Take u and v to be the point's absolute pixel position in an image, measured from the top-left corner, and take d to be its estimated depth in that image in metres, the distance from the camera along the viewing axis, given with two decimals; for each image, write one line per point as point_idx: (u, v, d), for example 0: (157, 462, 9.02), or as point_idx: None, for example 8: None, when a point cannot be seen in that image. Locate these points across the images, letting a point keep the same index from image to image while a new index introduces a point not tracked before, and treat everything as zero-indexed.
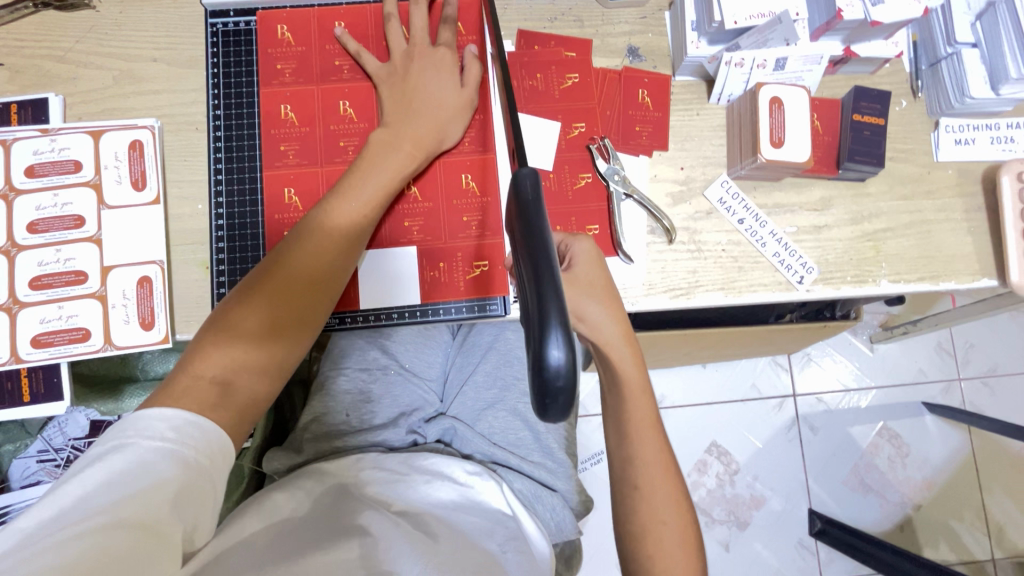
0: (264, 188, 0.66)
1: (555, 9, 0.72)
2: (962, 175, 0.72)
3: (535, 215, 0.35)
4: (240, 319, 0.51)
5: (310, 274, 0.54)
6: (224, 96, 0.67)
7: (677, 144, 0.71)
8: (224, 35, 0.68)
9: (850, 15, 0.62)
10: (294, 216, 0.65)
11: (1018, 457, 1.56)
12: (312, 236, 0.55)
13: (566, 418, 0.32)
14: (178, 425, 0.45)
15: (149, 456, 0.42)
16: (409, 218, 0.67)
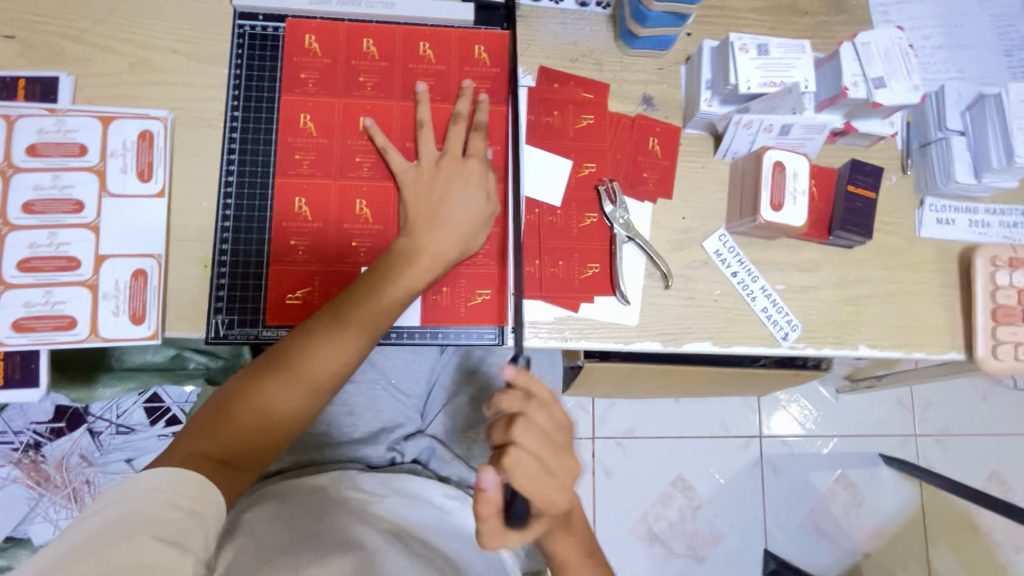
0: (274, 194, 0.66)
1: (577, 50, 0.74)
2: (941, 252, 0.76)
3: None
4: (256, 395, 0.55)
5: (324, 364, 0.57)
6: (244, 98, 0.67)
7: (681, 194, 0.73)
8: (251, 37, 0.68)
9: (853, 94, 0.66)
10: (301, 226, 0.65)
11: (963, 514, 1.64)
12: (329, 338, 0.58)
13: None
14: (176, 479, 0.46)
15: (145, 500, 0.43)
16: None
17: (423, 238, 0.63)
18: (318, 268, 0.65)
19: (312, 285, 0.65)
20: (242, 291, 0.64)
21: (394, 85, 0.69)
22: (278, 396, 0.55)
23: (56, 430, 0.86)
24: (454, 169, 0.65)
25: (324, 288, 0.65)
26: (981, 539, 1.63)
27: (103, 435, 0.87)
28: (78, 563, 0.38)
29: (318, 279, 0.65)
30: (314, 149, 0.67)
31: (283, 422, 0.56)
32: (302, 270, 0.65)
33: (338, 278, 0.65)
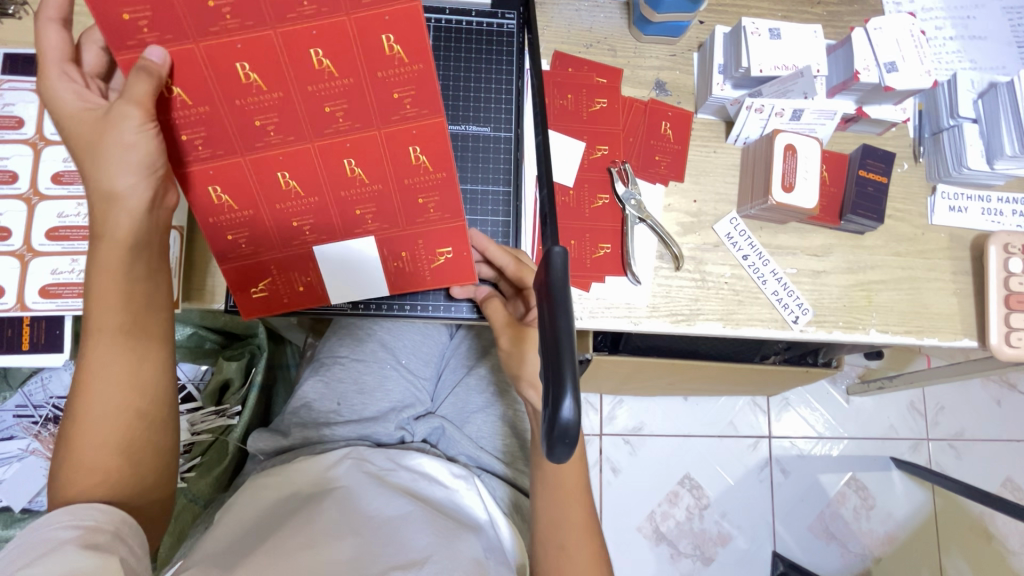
0: None
1: (591, 36, 0.75)
2: (954, 239, 0.76)
3: (561, 293, 0.37)
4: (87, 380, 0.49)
5: (125, 302, 0.50)
6: None
7: (692, 177, 0.74)
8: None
9: (865, 78, 0.67)
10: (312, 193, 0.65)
11: (977, 521, 1.61)
12: (99, 295, 0.49)
13: (565, 461, 0.33)
14: (74, 510, 0.46)
15: (54, 532, 0.44)
16: (360, 206, 0.58)
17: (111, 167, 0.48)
18: (265, 223, 0.58)
19: (254, 237, 0.59)
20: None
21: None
22: (108, 360, 0.49)
23: None
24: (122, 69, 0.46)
25: (267, 241, 0.59)
26: (995, 547, 1.60)
27: None
28: None
29: (261, 231, 0.58)
30: (256, 98, 0.48)
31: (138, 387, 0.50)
32: (247, 224, 0.57)
33: (285, 236, 0.59)
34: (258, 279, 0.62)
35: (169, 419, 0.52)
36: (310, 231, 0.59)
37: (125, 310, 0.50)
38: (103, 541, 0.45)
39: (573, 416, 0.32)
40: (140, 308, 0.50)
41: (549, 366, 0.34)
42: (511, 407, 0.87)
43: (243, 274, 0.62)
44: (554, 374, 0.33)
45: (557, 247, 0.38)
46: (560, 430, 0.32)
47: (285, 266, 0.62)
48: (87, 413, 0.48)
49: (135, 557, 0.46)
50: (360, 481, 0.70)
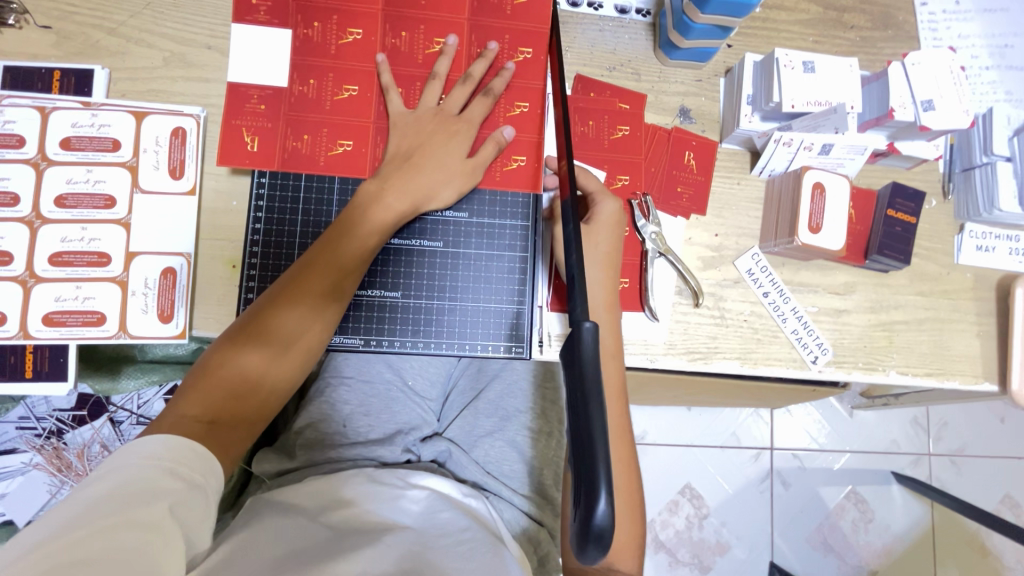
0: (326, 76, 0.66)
1: (615, 58, 0.72)
2: (979, 280, 0.74)
3: (592, 373, 0.35)
4: (256, 335, 0.56)
5: (324, 294, 0.58)
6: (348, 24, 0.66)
7: (714, 211, 0.72)
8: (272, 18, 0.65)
9: (900, 116, 0.64)
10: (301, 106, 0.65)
11: (973, 536, 1.63)
12: (321, 265, 0.58)
13: (599, 561, 0.33)
14: (177, 448, 0.49)
15: (146, 473, 0.46)
16: (279, 145, 0.64)
17: (389, 184, 0.61)
18: (281, 116, 0.65)
19: (267, 114, 0.65)
20: (274, 261, 0.64)
21: (524, 138, 0.67)
22: (277, 343, 0.57)
23: (79, 417, 0.86)
24: (438, 129, 0.64)
25: (268, 140, 0.64)
26: (990, 561, 1.62)
27: (124, 424, 0.87)
28: (108, 519, 0.41)
29: (277, 107, 0.65)
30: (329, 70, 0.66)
31: (283, 364, 0.57)
32: (283, 62, 0.65)
33: (282, 133, 0.65)
34: (249, 156, 0.64)
35: (263, 404, 0.56)
36: (302, 141, 0.65)
37: (331, 295, 0.59)
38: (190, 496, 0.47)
39: (607, 519, 0.31)
40: (315, 333, 0.59)
41: (581, 458, 0.33)
42: (529, 432, 0.86)
43: (233, 127, 0.64)
44: (588, 466, 0.32)
45: (587, 323, 0.36)
46: (596, 536, 0.31)
47: (266, 156, 0.64)
48: (246, 352, 0.56)
49: (194, 526, 0.46)
50: (371, 505, 0.69)
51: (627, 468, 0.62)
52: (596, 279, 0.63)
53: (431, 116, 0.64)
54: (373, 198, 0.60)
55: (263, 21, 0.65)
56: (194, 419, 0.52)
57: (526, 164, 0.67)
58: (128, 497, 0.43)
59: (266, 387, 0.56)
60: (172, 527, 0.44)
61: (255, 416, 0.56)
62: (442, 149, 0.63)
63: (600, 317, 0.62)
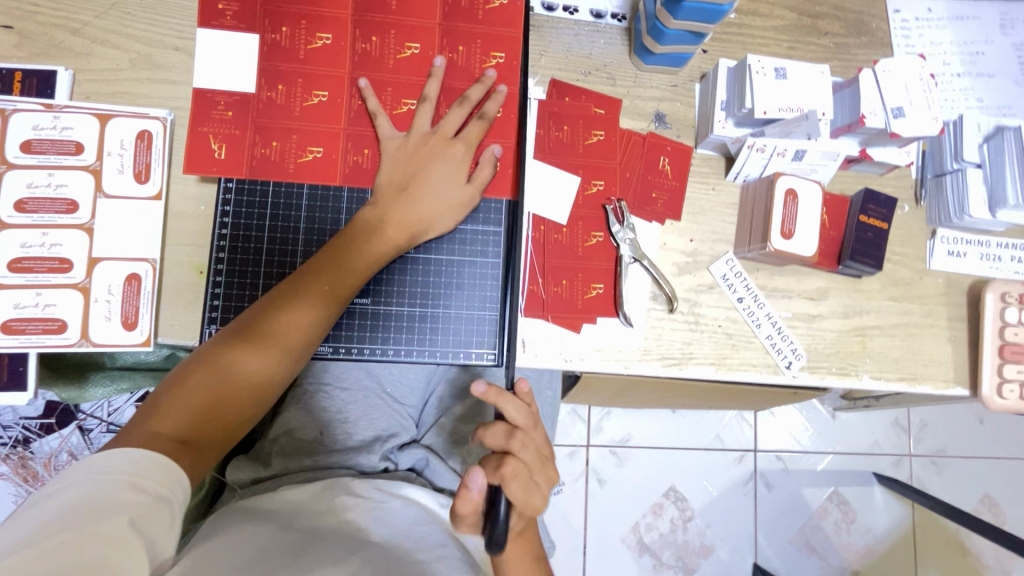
0: (292, 83, 0.65)
1: (590, 63, 0.72)
2: (951, 285, 0.75)
3: None
4: (236, 355, 0.56)
5: (309, 315, 0.58)
6: (314, 30, 0.65)
7: (689, 216, 0.72)
8: (241, 21, 0.64)
9: (871, 123, 0.65)
10: (264, 112, 0.64)
11: (953, 535, 1.65)
12: (307, 289, 0.59)
13: None
14: (138, 460, 0.47)
15: (104, 488, 0.44)
16: (249, 155, 0.64)
17: (387, 214, 0.62)
18: (248, 123, 0.64)
19: (235, 120, 0.64)
20: (242, 267, 0.63)
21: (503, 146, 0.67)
22: (256, 363, 0.56)
23: (46, 426, 0.84)
24: (433, 154, 0.64)
25: (236, 147, 0.63)
26: (969, 561, 1.64)
27: (93, 433, 0.85)
28: (60, 539, 0.40)
29: (244, 113, 0.64)
30: (296, 76, 0.65)
31: (258, 386, 0.57)
32: (249, 66, 0.64)
33: (250, 139, 0.64)
34: (216, 165, 0.63)
35: (235, 428, 0.56)
36: (270, 147, 0.64)
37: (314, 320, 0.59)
38: (154, 505, 0.46)
39: None
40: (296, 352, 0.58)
41: None
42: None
43: (199, 133, 0.63)
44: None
45: None
46: None
47: (234, 165, 0.63)
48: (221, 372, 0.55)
49: (161, 536, 0.45)
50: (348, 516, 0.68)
51: None
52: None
53: (425, 140, 0.64)
54: (369, 224, 0.62)
55: (230, 26, 0.64)
56: (166, 437, 0.51)
57: (504, 171, 0.67)
58: (85, 512, 0.42)
59: (243, 406, 0.56)
60: (132, 541, 0.42)
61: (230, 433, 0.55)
62: (442, 173, 0.63)
63: None
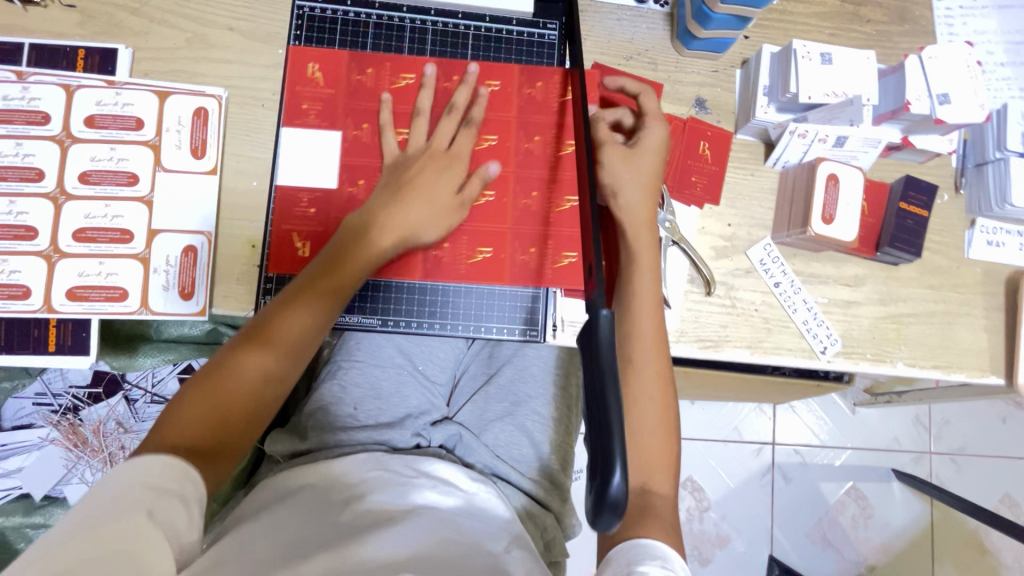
0: (368, 73, 0.68)
1: (632, 48, 0.73)
2: (988, 274, 0.75)
3: (607, 361, 0.39)
4: (242, 357, 0.54)
5: (309, 313, 0.57)
6: (379, 25, 0.69)
7: (728, 201, 0.72)
8: (309, 20, 0.68)
9: (916, 109, 0.65)
10: (342, 104, 0.67)
11: (971, 534, 1.64)
12: (301, 298, 0.57)
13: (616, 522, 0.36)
14: (144, 462, 0.46)
15: (119, 489, 0.43)
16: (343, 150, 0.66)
17: (376, 217, 0.61)
18: (337, 109, 0.67)
19: (323, 114, 0.67)
20: (293, 250, 0.65)
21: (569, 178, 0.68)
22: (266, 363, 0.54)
23: (95, 395, 0.87)
24: (426, 163, 0.64)
25: (323, 202, 0.66)
26: (987, 559, 1.63)
27: (139, 403, 0.88)
28: (76, 537, 0.39)
29: (331, 109, 0.67)
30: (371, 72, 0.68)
31: (270, 385, 0.55)
32: (327, 66, 0.68)
33: (343, 121, 0.67)
34: (301, 253, 0.65)
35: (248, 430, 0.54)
36: (361, 130, 0.67)
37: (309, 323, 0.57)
38: (168, 495, 0.45)
39: (622, 489, 0.36)
40: (310, 336, 0.57)
41: (594, 419, 0.38)
42: (556, 426, 0.88)
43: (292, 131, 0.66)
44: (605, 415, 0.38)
45: (604, 312, 0.41)
46: (612, 501, 0.35)
47: (325, 203, 0.66)
48: (231, 376, 0.53)
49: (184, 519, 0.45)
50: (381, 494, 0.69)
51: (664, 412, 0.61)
52: (637, 199, 0.66)
53: (419, 154, 0.65)
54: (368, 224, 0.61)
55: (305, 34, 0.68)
56: (180, 442, 0.49)
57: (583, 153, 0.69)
58: (102, 511, 0.41)
59: (258, 407, 0.54)
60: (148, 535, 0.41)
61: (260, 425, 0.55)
62: (433, 198, 0.62)
63: (637, 233, 0.65)
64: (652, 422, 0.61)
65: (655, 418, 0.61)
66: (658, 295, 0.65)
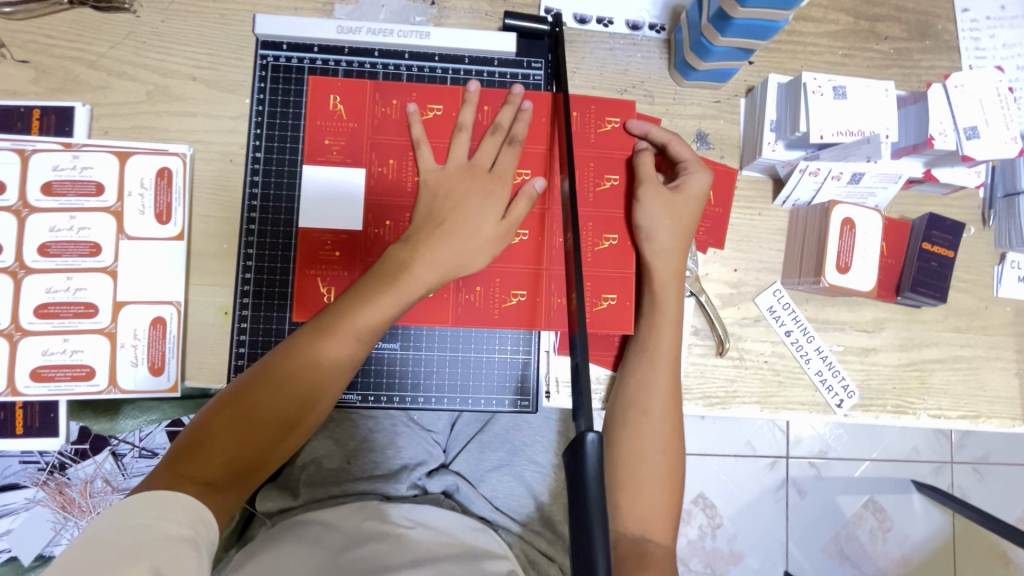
0: (372, 119, 0.61)
1: (626, 79, 0.67)
2: (1020, 313, 0.69)
3: (591, 494, 0.34)
4: (265, 389, 0.51)
5: (337, 351, 0.52)
6: (361, 67, 0.63)
7: (734, 244, 0.67)
8: (275, 71, 0.63)
9: (941, 145, 0.58)
10: (349, 153, 0.61)
11: (995, 544, 1.59)
12: (330, 333, 0.52)
13: None
14: (166, 503, 0.44)
15: (137, 529, 0.42)
16: (368, 209, 0.60)
17: (421, 242, 0.54)
18: (360, 143, 0.61)
19: (348, 148, 0.61)
20: (266, 324, 0.61)
21: (610, 214, 0.62)
22: (286, 398, 0.51)
23: (82, 452, 0.84)
24: (468, 180, 0.57)
25: (348, 243, 0.60)
26: (1011, 571, 1.58)
27: (126, 458, 0.86)
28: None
29: (344, 161, 0.61)
30: (379, 116, 0.61)
31: (289, 420, 0.52)
32: (331, 117, 0.61)
33: (367, 157, 0.61)
34: (324, 298, 0.60)
35: (266, 464, 0.52)
36: (388, 168, 0.61)
37: (339, 359, 0.52)
38: (182, 541, 0.43)
39: None
40: (339, 375, 0.53)
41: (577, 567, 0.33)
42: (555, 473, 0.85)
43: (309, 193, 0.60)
44: (583, 541, 0.33)
45: (591, 433, 0.35)
46: None
47: (349, 246, 0.60)
48: (251, 408, 0.50)
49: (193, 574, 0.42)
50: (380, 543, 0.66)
51: (671, 491, 0.55)
52: (669, 247, 0.59)
53: (461, 172, 0.58)
54: (404, 255, 0.54)
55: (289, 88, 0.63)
56: (192, 479, 0.47)
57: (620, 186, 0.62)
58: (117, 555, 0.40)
59: (276, 443, 0.51)
60: None
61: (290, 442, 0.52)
62: (472, 220, 0.56)
63: (667, 287, 0.59)
64: (657, 482, 0.54)
65: (660, 475, 0.55)
66: (676, 353, 0.58)
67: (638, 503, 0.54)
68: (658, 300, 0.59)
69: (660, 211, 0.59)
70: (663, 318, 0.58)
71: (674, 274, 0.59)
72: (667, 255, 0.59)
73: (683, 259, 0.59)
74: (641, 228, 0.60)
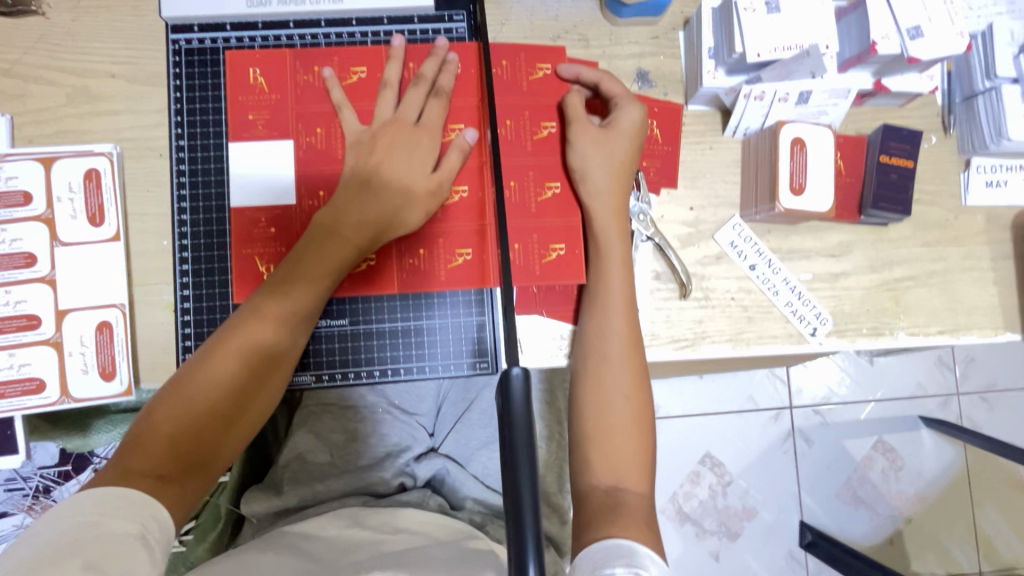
0: (293, 92, 0.60)
1: (558, 25, 0.64)
2: (992, 220, 0.66)
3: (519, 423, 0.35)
4: (210, 371, 0.49)
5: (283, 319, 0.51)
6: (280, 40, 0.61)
7: (687, 182, 0.65)
8: (189, 54, 0.62)
9: (884, 50, 0.56)
10: (271, 127, 0.60)
11: (1009, 471, 1.57)
12: (273, 304, 0.51)
13: None
14: (107, 499, 0.42)
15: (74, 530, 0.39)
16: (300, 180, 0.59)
17: (350, 205, 0.54)
18: (286, 114, 0.60)
19: (271, 122, 0.60)
20: (210, 314, 0.60)
21: (549, 161, 0.60)
22: (234, 376, 0.49)
23: (64, 473, 0.83)
24: (395, 138, 0.56)
25: (283, 219, 0.59)
26: None
27: None
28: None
29: (270, 135, 0.60)
30: (300, 86, 0.60)
31: (241, 399, 0.49)
32: (251, 93, 0.60)
33: (293, 129, 0.60)
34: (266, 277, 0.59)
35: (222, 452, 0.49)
36: (316, 137, 0.59)
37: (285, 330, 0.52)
38: (123, 539, 0.40)
39: None
40: (287, 348, 0.52)
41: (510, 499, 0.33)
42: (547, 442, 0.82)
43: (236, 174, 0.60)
44: (511, 473, 0.34)
45: (516, 366, 0.36)
46: None
47: (284, 221, 0.59)
48: (198, 390, 0.48)
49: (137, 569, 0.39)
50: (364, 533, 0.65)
51: (640, 435, 0.53)
52: (606, 186, 0.57)
53: (386, 128, 0.57)
54: (336, 220, 0.54)
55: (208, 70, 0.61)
56: (142, 472, 0.44)
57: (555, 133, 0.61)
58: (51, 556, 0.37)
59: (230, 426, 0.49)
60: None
61: (244, 421, 0.50)
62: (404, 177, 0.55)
63: (609, 227, 0.57)
64: (624, 428, 0.53)
65: (628, 422, 0.53)
66: (629, 293, 0.57)
67: (607, 455, 0.52)
68: (603, 241, 0.57)
69: (595, 151, 0.57)
70: (610, 258, 0.57)
71: (615, 213, 0.57)
72: (604, 193, 0.57)
73: (624, 197, 0.58)
74: (575, 168, 0.58)
